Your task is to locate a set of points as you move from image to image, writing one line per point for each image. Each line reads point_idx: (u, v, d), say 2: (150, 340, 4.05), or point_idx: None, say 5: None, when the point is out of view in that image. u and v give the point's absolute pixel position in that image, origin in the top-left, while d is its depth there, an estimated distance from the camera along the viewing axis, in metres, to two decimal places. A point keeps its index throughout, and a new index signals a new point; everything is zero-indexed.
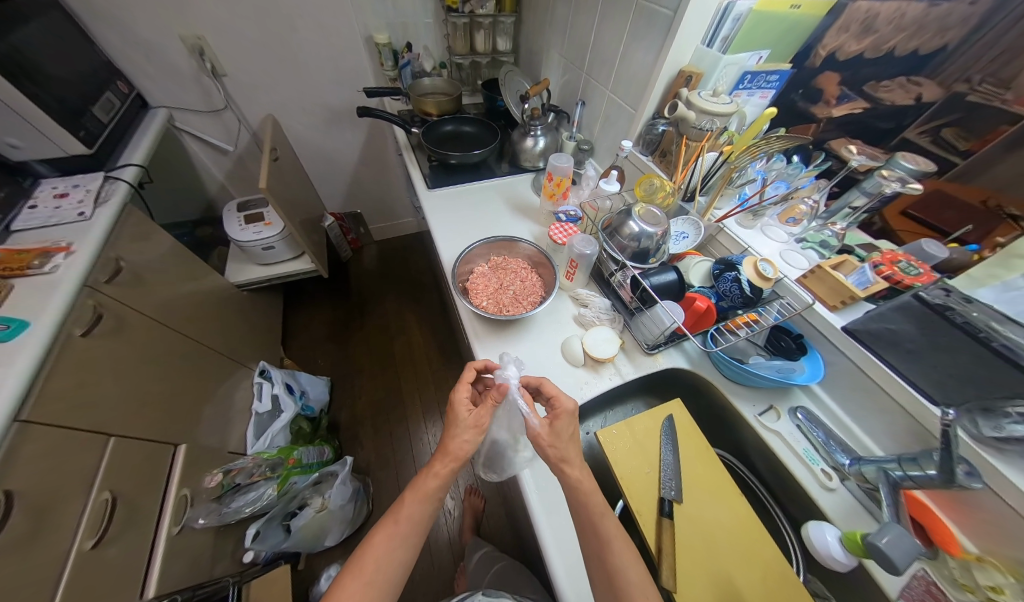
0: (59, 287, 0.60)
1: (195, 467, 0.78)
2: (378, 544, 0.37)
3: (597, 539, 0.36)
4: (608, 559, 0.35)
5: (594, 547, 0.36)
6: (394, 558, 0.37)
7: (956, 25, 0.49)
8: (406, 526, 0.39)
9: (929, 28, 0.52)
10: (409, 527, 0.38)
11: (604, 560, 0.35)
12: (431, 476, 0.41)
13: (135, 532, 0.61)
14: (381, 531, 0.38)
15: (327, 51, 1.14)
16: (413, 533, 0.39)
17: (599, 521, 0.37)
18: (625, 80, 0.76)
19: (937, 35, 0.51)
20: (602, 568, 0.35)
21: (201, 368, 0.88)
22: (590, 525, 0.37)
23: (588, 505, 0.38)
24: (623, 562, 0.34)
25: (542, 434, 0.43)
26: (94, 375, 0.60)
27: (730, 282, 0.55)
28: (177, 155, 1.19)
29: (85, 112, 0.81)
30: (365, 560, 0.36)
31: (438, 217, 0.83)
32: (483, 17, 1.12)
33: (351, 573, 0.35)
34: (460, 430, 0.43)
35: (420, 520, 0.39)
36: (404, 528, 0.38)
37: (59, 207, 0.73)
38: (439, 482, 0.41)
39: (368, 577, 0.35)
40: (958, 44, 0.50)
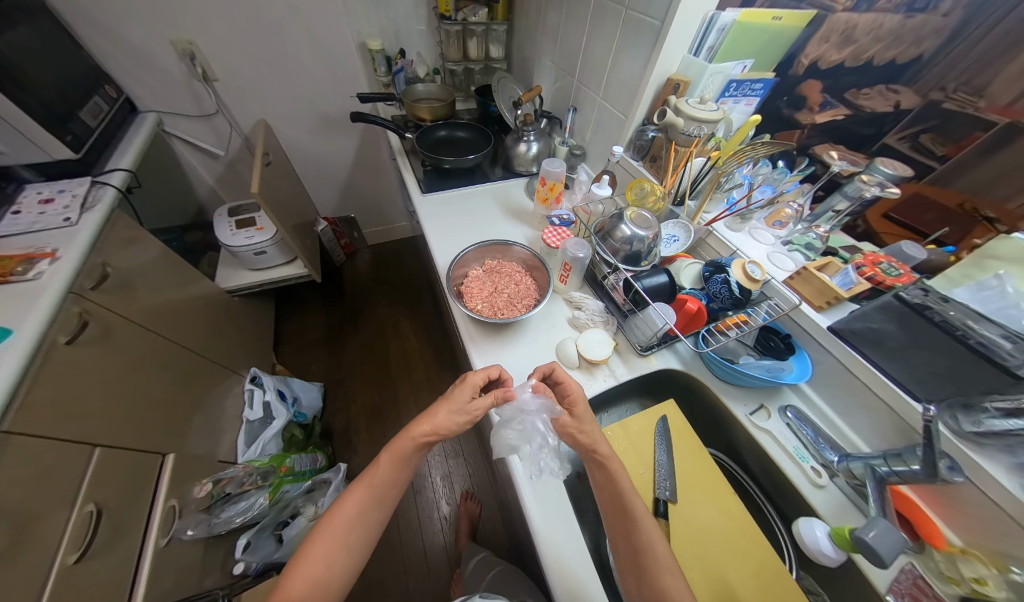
0: (44, 294, 0.59)
1: (184, 478, 0.76)
2: (349, 506, 0.38)
3: (626, 516, 0.37)
4: (637, 528, 0.36)
5: (631, 522, 0.37)
6: (367, 520, 0.38)
7: (930, 36, 0.52)
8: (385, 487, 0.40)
9: (906, 39, 0.54)
10: (383, 488, 0.39)
11: (630, 532, 0.36)
12: (406, 438, 0.41)
13: (121, 546, 0.59)
14: (360, 493, 0.39)
15: (320, 56, 1.14)
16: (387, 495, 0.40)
17: (632, 501, 0.38)
18: (616, 87, 0.78)
19: (913, 46, 0.54)
20: (629, 544, 0.36)
21: (190, 376, 0.86)
22: (619, 504, 0.38)
23: (618, 484, 0.39)
24: (653, 538, 0.36)
25: (568, 423, 0.43)
26: (79, 384, 0.59)
27: (720, 283, 0.56)
28: (166, 160, 1.17)
29: (73, 117, 0.80)
30: (334, 518, 0.37)
31: (431, 221, 0.83)
32: (476, 25, 1.14)
33: (322, 530, 0.36)
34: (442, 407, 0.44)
35: (393, 483, 0.40)
36: (376, 491, 0.39)
37: (44, 212, 0.72)
38: (414, 446, 0.41)
39: (339, 537, 0.36)
40: (932, 54, 0.53)
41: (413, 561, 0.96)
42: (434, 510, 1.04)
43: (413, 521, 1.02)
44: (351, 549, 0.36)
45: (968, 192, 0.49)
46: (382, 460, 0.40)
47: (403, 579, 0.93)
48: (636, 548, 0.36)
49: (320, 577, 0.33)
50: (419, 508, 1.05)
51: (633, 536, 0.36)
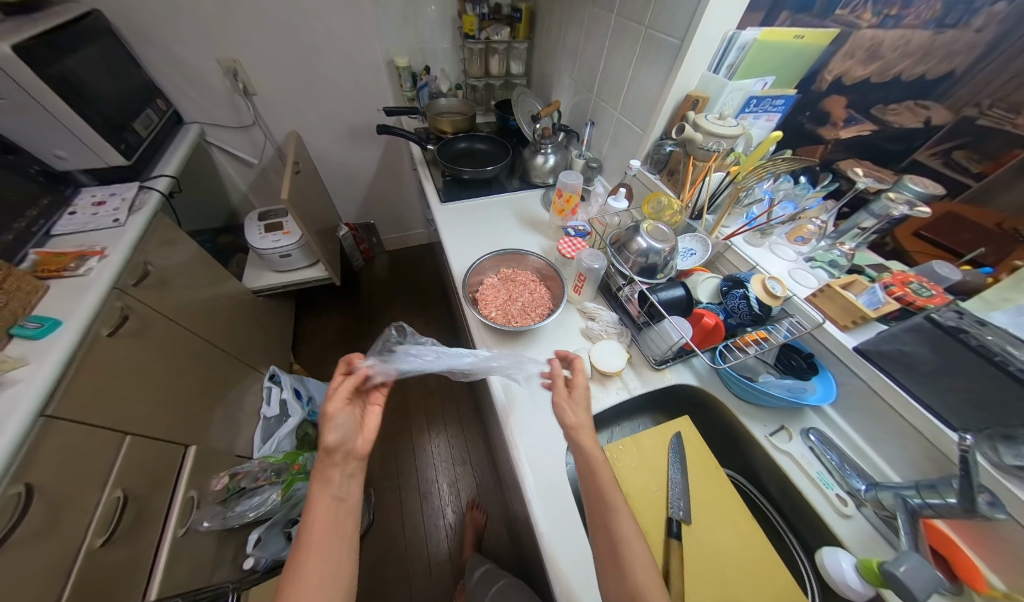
0: (92, 289, 0.63)
1: (202, 470, 0.79)
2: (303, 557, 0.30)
3: (601, 512, 0.35)
4: (608, 519, 0.34)
5: (603, 514, 0.34)
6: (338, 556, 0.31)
7: (963, 52, 0.50)
8: (326, 529, 0.32)
9: (937, 54, 0.53)
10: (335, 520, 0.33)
11: (601, 523, 0.34)
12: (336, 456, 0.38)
13: (143, 532, 0.61)
14: (310, 550, 0.31)
15: (350, 72, 1.21)
16: (340, 537, 0.32)
17: (609, 492, 0.35)
18: (634, 102, 0.79)
19: (944, 61, 0.52)
20: (604, 538, 0.33)
21: (213, 371, 0.90)
22: (595, 491, 0.36)
23: (597, 471, 0.37)
24: (627, 533, 0.32)
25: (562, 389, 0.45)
26: (116, 373, 0.62)
27: (739, 299, 0.55)
28: (205, 167, 1.25)
29: (127, 128, 0.88)
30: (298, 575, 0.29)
31: (448, 228, 0.86)
32: (498, 43, 1.18)
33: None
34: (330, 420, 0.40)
35: (332, 527, 0.33)
36: (323, 540, 0.31)
37: (96, 213, 0.78)
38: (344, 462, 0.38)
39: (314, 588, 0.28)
40: (966, 70, 0.50)
41: (416, 569, 0.95)
42: (438, 518, 1.04)
43: (418, 528, 1.02)
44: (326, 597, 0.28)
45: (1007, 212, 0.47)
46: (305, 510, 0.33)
47: (406, 586, 0.92)
48: (604, 525, 0.34)
49: None
50: (424, 515, 1.04)
51: (609, 523, 0.33)
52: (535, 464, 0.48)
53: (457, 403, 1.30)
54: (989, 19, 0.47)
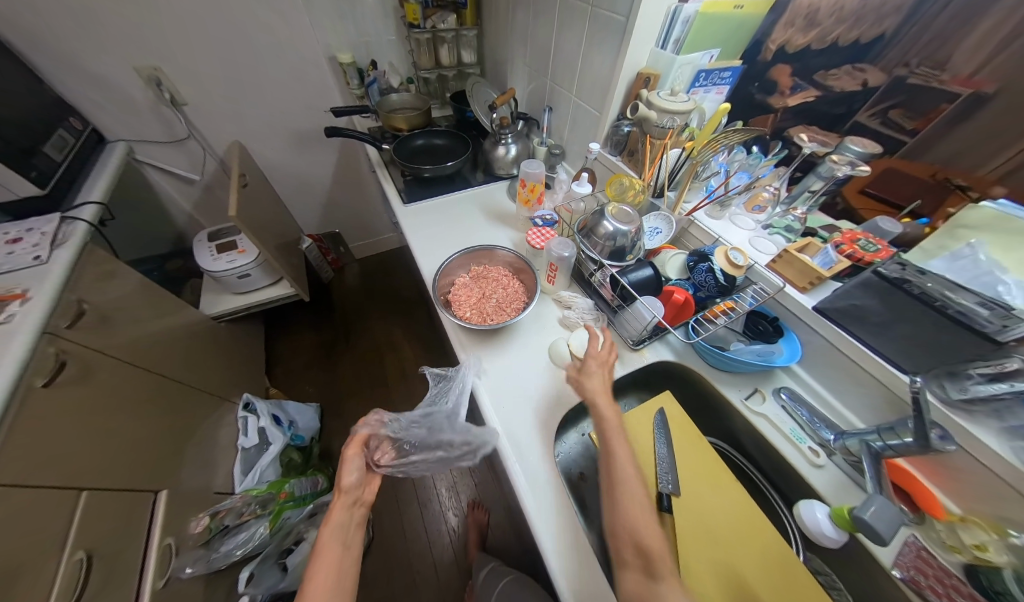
0: (17, 337, 0.57)
1: (178, 514, 0.74)
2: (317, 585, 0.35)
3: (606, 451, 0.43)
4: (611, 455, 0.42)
5: (610, 454, 0.42)
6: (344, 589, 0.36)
7: (891, 13, 0.52)
8: (334, 569, 0.37)
9: (867, 19, 0.55)
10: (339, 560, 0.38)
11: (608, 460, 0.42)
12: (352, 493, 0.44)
13: (117, 590, 0.57)
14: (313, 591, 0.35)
15: (290, 72, 1.13)
16: (340, 589, 0.36)
17: (614, 444, 0.43)
18: (588, 84, 0.78)
19: (874, 25, 0.55)
20: (609, 476, 0.41)
21: (178, 407, 0.84)
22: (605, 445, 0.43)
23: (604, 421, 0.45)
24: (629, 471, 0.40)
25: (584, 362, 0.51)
26: (59, 427, 0.57)
27: (705, 272, 0.56)
28: (139, 188, 1.15)
29: (36, 152, 0.78)
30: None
31: (415, 229, 0.83)
32: (445, 32, 1.14)
33: None
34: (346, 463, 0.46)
35: (335, 577, 0.37)
36: (326, 588, 0.35)
37: (12, 252, 0.70)
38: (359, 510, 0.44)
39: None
40: (894, 32, 0.53)
41: (423, 575, 0.94)
42: (441, 522, 1.03)
43: (421, 536, 1.01)
44: None
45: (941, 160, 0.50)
46: (316, 556, 0.37)
47: (415, 594, 0.91)
48: (610, 462, 0.41)
49: None
50: (425, 522, 1.03)
51: (609, 461, 0.41)
52: (525, 459, 0.48)
53: None
54: None
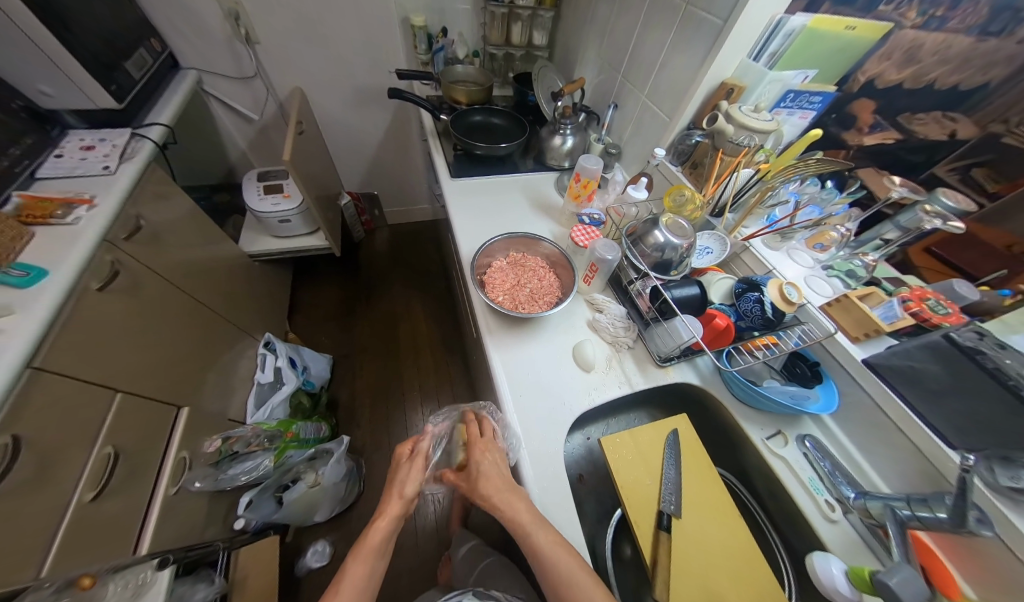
0: (82, 239, 0.60)
1: (196, 431, 0.78)
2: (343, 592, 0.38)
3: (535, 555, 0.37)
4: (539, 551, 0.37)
5: (539, 554, 0.37)
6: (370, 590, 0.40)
7: (1002, 62, 0.46)
8: (364, 560, 0.41)
9: (974, 63, 0.49)
10: (375, 545, 0.42)
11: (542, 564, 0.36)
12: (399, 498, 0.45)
13: (135, 489, 0.61)
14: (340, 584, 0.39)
15: (361, 27, 1.12)
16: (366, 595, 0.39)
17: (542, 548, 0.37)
18: (663, 87, 0.75)
19: (980, 72, 0.48)
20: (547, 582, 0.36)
21: (208, 333, 0.88)
22: (532, 552, 0.37)
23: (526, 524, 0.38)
24: (570, 570, 0.35)
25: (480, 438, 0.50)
26: (106, 330, 0.60)
27: (752, 302, 0.54)
28: (202, 118, 1.18)
29: (117, 67, 0.81)
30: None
31: (459, 205, 0.83)
32: (522, 9, 1.10)
33: None
34: (408, 472, 0.48)
35: (363, 584, 0.40)
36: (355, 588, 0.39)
37: (85, 158, 0.73)
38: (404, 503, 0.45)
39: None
40: (1001, 82, 0.47)
41: (404, 537, 0.98)
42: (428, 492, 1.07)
43: None
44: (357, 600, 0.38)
45: (1013, 232, 0.46)
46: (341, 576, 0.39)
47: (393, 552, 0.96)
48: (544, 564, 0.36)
49: None
50: None
51: (544, 563, 0.36)
52: (534, 451, 0.48)
53: (453, 384, 1.30)
54: None
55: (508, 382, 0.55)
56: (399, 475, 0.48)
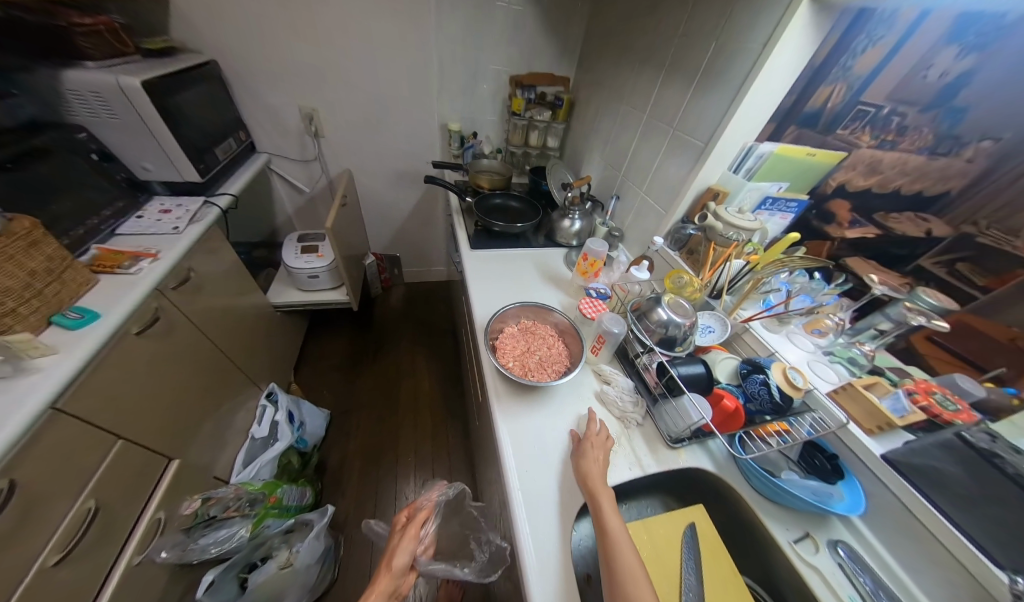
0: (138, 287, 0.67)
1: (178, 488, 0.74)
2: None
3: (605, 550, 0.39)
4: (612, 550, 0.39)
5: (611, 551, 0.39)
6: None
7: (956, 176, 0.51)
8: None
9: (932, 175, 0.54)
10: None
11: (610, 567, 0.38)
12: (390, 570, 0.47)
13: (99, 555, 0.56)
14: None
15: (407, 129, 1.39)
16: None
17: (616, 545, 0.39)
18: (658, 186, 0.88)
19: (940, 182, 0.53)
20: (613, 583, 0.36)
21: (219, 380, 0.89)
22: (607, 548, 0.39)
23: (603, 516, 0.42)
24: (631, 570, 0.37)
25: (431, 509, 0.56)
26: (131, 373, 0.63)
27: (759, 384, 0.55)
28: (262, 189, 1.39)
29: (209, 152, 1.00)
30: None
31: (476, 274, 0.91)
32: (539, 122, 1.36)
33: None
34: (400, 542, 0.51)
35: None
36: None
37: (160, 219, 0.86)
38: (395, 577, 0.46)
39: None
40: (961, 191, 0.51)
41: None
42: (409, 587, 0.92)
43: None
44: None
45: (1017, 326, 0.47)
46: None
47: None
48: (612, 568, 0.37)
49: None
50: None
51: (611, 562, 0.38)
52: (539, 537, 0.44)
53: (450, 450, 1.22)
54: (979, 152, 0.48)
55: (515, 450, 0.54)
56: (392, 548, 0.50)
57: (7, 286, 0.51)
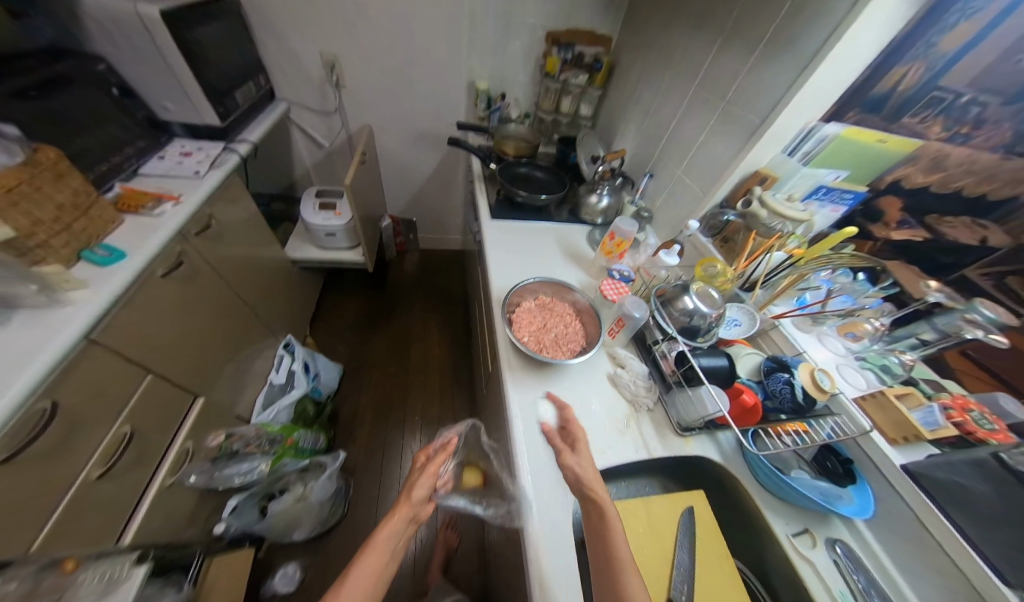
0: (162, 229, 0.67)
1: (204, 423, 0.79)
2: None
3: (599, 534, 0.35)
4: (607, 524, 0.35)
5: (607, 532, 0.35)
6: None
7: None
8: (373, 565, 0.35)
9: (1003, 176, 0.49)
10: (380, 550, 0.37)
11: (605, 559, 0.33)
12: (411, 501, 0.42)
13: (135, 474, 0.61)
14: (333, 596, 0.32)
15: (432, 84, 1.30)
16: None
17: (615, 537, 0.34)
18: (699, 166, 0.82)
19: (1011, 185, 0.49)
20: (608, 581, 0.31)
21: (240, 328, 0.92)
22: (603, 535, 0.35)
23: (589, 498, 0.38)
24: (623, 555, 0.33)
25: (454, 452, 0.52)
26: (158, 313, 0.65)
27: (782, 383, 0.54)
28: (282, 140, 1.35)
29: (228, 95, 0.96)
30: None
31: (496, 244, 0.89)
32: (574, 85, 1.26)
33: None
34: (418, 477, 0.46)
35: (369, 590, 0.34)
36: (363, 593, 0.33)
37: (182, 162, 0.84)
38: (415, 507, 0.42)
39: None
40: None
41: None
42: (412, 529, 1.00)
43: None
44: None
45: None
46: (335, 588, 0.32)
47: None
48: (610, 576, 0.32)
49: None
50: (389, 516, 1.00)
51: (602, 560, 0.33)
52: (542, 503, 0.46)
53: (455, 414, 1.27)
54: None
55: (522, 419, 0.55)
56: (410, 483, 0.45)
57: (39, 217, 0.51)
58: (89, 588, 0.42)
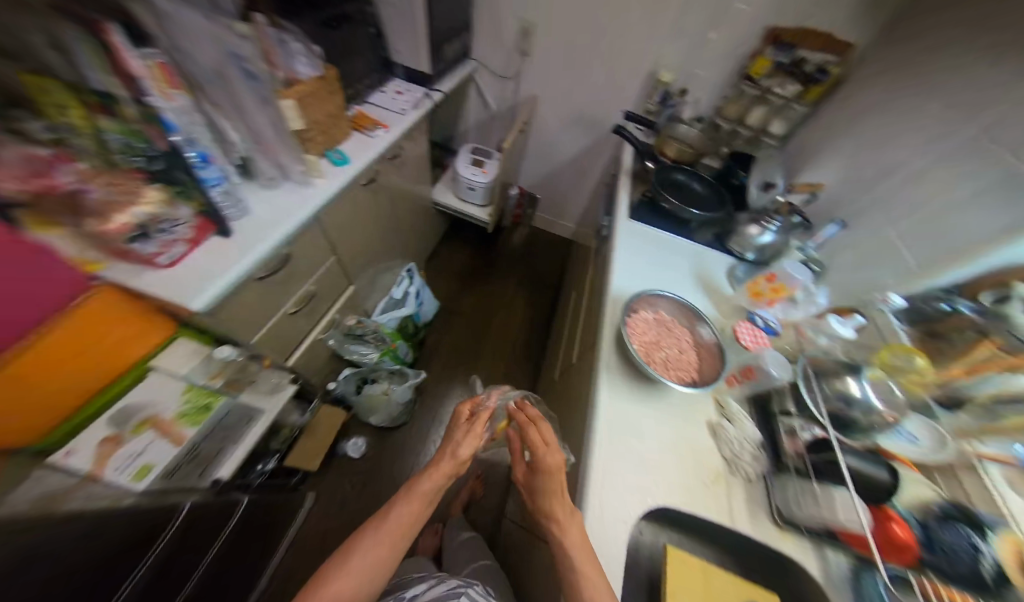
0: (372, 149, 0.85)
1: (349, 305, 1.06)
2: (371, 548, 0.45)
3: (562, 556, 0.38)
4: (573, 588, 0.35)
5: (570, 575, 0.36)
6: (401, 538, 0.48)
7: None
8: (414, 505, 0.50)
9: None
10: (416, 499, 0.50)
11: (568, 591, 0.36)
12: (449, 462, 0.53)
13: (306, 322, 0.88)
14: (370, 528, 0.47)
15: (611, 68, 1.26)
16: (401, 538, 0.48)
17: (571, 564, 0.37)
18: (930, 228, 0.63)
19: None
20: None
21: (386, 242, 1.12)
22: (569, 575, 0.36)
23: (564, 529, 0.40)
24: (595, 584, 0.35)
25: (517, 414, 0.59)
26: (348, 211, 0.82)
27: (962, 539, 0.37)
28: (462, 95, 1.52)
29: (442, 48, 1.11)
30: (356, 548, 0.45)
31: (627, 242, 0.86)
32: (777, 95, 1.07)
33: (345, 564, 0.43)
34: (465, 435, 0.56)
35: (406, 527, 0.48)
36: (399, 532, 0.47)
37: (395, 99, 1.02)
38: (454, 463, 0.54)
39: (375, 552, 0.45)
40: None
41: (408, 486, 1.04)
42: None
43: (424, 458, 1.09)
44: (389, 543, 0.46)
45: None
46: (373, 528, 0.47)
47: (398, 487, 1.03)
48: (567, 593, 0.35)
49: (367, 568, 0.43)
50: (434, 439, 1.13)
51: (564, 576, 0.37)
52: (603, 508, 0.46)
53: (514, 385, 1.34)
54: None
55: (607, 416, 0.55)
56: (450, 436, 0.57)
57: (312, 122, 0.71)
58: (268, 383, 0.79)
